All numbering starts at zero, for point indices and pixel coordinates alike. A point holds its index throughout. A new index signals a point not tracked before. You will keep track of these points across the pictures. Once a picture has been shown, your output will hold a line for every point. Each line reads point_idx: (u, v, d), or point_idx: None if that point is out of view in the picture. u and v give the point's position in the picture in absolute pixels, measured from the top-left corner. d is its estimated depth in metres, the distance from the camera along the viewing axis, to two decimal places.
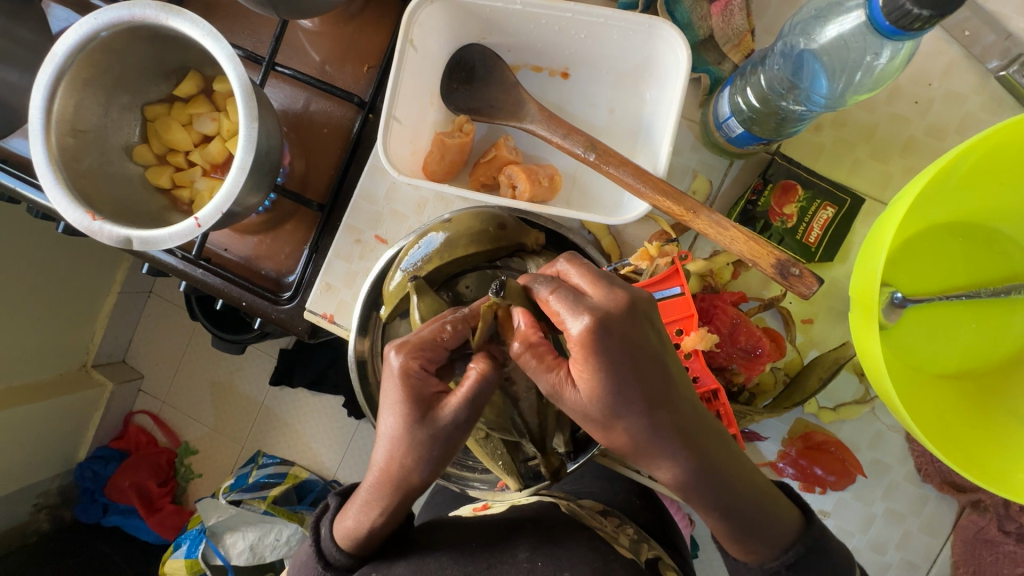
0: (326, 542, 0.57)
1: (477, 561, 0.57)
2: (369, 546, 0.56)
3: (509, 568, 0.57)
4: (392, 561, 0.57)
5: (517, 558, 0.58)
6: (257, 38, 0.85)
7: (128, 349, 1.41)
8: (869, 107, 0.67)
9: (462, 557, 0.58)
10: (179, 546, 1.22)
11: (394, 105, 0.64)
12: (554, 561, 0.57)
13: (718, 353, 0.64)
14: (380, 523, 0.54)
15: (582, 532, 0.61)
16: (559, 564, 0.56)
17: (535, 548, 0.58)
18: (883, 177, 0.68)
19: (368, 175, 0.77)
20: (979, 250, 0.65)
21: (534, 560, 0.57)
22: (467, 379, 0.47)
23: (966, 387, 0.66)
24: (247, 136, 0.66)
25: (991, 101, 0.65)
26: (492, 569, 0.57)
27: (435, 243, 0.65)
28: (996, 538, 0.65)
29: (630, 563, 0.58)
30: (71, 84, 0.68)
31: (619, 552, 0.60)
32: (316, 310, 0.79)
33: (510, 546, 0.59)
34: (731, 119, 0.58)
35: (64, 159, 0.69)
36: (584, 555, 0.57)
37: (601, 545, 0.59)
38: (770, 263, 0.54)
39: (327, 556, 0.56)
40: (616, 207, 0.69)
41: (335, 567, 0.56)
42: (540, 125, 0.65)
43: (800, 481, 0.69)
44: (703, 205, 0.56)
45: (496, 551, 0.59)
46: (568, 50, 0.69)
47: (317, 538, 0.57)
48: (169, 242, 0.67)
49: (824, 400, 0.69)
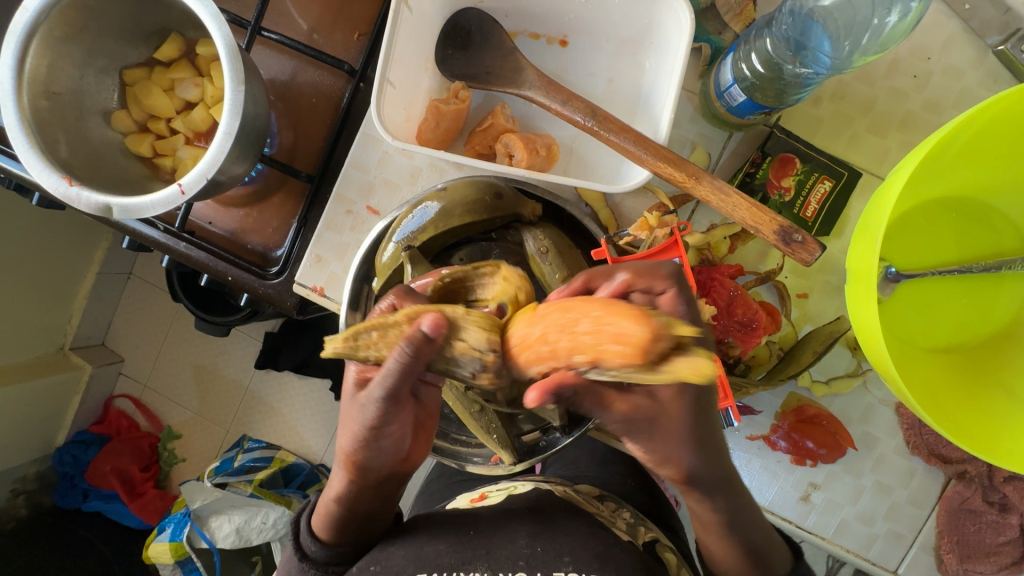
0: (303, 535, 0.58)
1: (476, 548, 0.57)
2: (343, 537, 0.58)
3: (510, 556, 0.56)
4: (387, 545, 0.59)
5: (516, 543, 0.57)
6: (242, 3, 0.82)
7: (109, 330, 1.37)
8: (868, 80, 0.67)
9: (460, 545, 0.58)
10: (164, 528, 1.19)
11: (388, 68, 0.62)
12: (555, 546, 0.56)
13: (716, 327, 0.63)
14: (359, 509, 0.57)
15: (582, 519, 0.61)
16: (560, 549, 0.56)
17: (534, 535, 0.58)
18: (880, 151, 0.67)
19: (360, 144, 0.74)
20: (973, 225, 0.66)
21: (534, 546, 0.56)
22: (390, 360, 0.42)
23: (958, 361, 0.67)
24: (233, 100, 0.63)
25: (988, 76, 0.65)
26: (492, 556, 0.56)
27: (430, 212, 0.63)
28: (979, 508, 0.67)
29: (630, 548, 0.58)
30: (45, 41, 0.65)
31: (618, 536, 0.60)
32: (305, 283, 0.76)
33: (509, 532, 0.59)
34: (734, 86, 0.57)
35: (38, 122, 0.66)
36: (586, 541, 0.57)
37: (600, 532, 0.59)
38: (772, 230, 0.52)
39: (305, 548, 0.58)
40: (614, 177, 0.68)
41: (312, 560, 0.57)
42: (539, 91, 0.63)
43: (791, 454, 0.70)
44: (704, 172, 0.54)
45: (494, 537, 0.58)
46: (567, 15, 0.67)
47: (295, 532, 0.59)
48: (151, 211, 0.64)
49: (817, 373, 0.70)
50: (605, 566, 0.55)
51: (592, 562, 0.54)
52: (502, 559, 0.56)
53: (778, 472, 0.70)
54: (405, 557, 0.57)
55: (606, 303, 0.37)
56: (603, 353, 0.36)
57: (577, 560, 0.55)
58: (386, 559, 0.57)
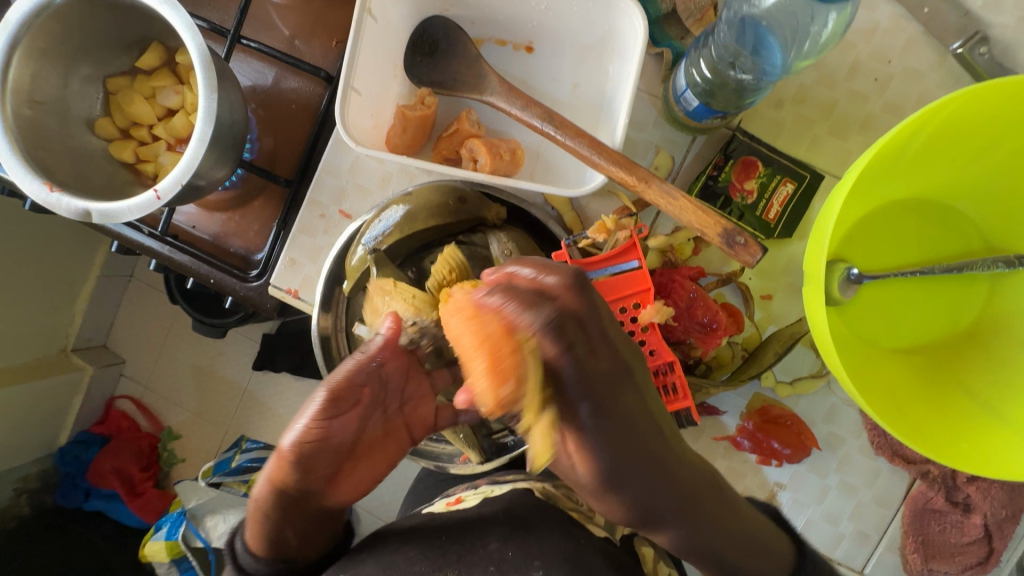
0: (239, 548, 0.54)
1: (447, 555, 0.57)
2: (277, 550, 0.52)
3: (480, 560, 0.56)
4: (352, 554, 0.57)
5: (487, 548, 0.57)
6: (224, 12, 0.84)
7: (109, 332, 1.40)
8: (829, 83, 0.67)
9: (431, 552, 0.58)
10: (160, 528, 1.21)
11: (353, 75, 0.63)
12: (525, 550, 0.57)
13: (676, 327, 0.65)
14: (288, 520, 0.51)
15: (553, 513, 0.62)
16: (530, 552, 0.57)
17: (506, 539, 0.58)
18: (841, 154, 0.68)
19: (331, 149, 0.76)
20: (934, 226, 0.67)
21: (505, 551, 0.57)
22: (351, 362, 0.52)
23: (921, 361, 0.67)
24: (206, 107, 0.64)
25: (948, 79, 0.66)
26: (463, 561, 0.56)
27: (395, 217, 0.65)
28: (942, 508, 0.68)
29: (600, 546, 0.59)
30: (27, 52, 0.67)
31: (592, 534, 0.61)
32: (281, 285, 0.78)
33: (481, 535, 0.59)
34: (688, 92, 0.58)
35: (21, 130, 0.67)
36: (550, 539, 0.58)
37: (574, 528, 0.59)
38: (717, 233, 0.54)
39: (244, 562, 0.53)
40: (578, 182, 0.69)
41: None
42: (501, 97, 0.64)
43: (756, 454, 0.70)
44: (655, 175, 0.56)
45: (465, 542, 0.58)
46: (531, 22, 0.68)
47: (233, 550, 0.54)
48: (129, 215, 0.66)
49: (781, 373, 0.70)
50: (576, 567, 0.55)
51: (561, 566, 0.55)
52: (471, 564, 0.56)
53: (744, 472, 0.71)
54: (376, 565, 0.57)
55: (477, 347, 0.43)
56: (473, 389, 0.43)
57: (547, 564, 0.55)
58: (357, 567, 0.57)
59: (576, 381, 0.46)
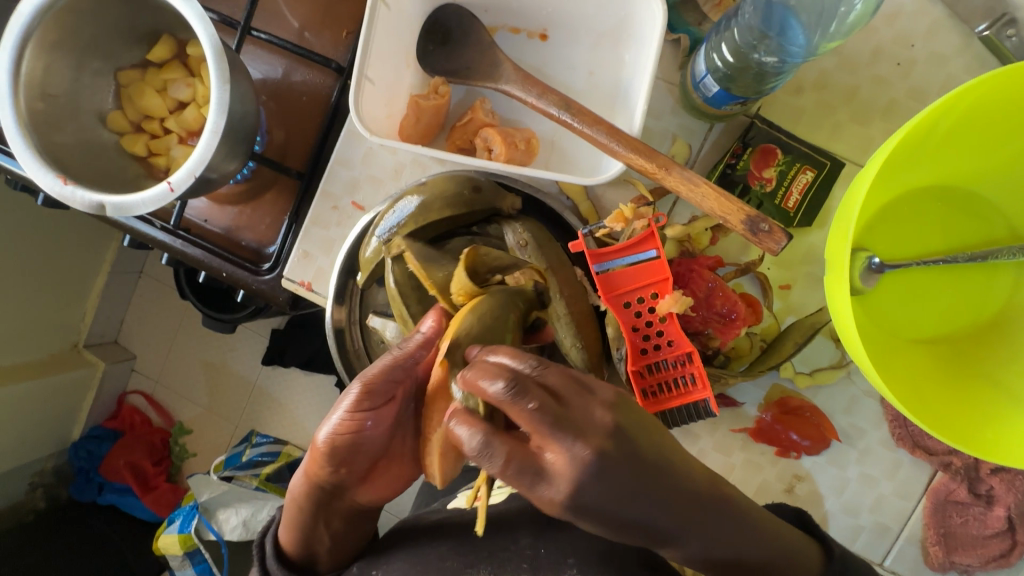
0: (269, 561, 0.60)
1: (479, 551, 0.57)
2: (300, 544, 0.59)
3: (512, 556, 0.56)
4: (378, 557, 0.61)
5: (518, 544, 0.57)
6: (234, 3, 0.84)
7: (121, 328, 1.41)
8: (851, 69, 0.66)
9: (463, 547, 0.59)
10: (173, 521, 1.21)
11: (366, 64, 0.62)
12: (559, 547, 0.56)
13: (694, 318, 0.64)
14: (314, 512, 0.57)
15: None
16: (563, 548, 0.56)
17: (538, 535, 0.58)
18: (862, 140, 0.67)
19: (344, 140, 0.76)
20: (958, 214, 0.65)
21: (538, 547, 0.57)
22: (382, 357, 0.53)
23: (944, 352, 0.66)
24: (219, 99, 0.64)
25: (974, 62, 0.64)
26: (495, 558, 0.57)
27: (409, 208, 0.64)
28: (965, 500, 0.67)
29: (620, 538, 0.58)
30: (40, 45, 0.67)
31: None
32: (294, 278, 0.78)
33: (512, 531, 0.59)
34: (707, 77, 0.57)
35: (34, 124, 0.67)
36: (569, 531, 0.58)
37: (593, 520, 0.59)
38: (740, 220, 0.53)
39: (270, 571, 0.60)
40: (594, 170, 0.68)
41: None
42: (516, 85, 0.63)
43: (774, 446, 0.69)
44: (675, 162, 0.55)
45: (496, 539, 0.58)
46: (545, 9, 0.68)
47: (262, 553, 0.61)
48: (142, 208, 0.66)
49: (800, 364, 0.69)
50: (609, 567, 0.55)
51: (595, 563, 0.54)
52: (503, 561, 0.56)
53: (762, 464, 0.70)
54: (405, 561, 0.60)
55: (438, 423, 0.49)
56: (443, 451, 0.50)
57: (582, 561, 0.55)
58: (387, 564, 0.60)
59: (535, 480, 0.38)
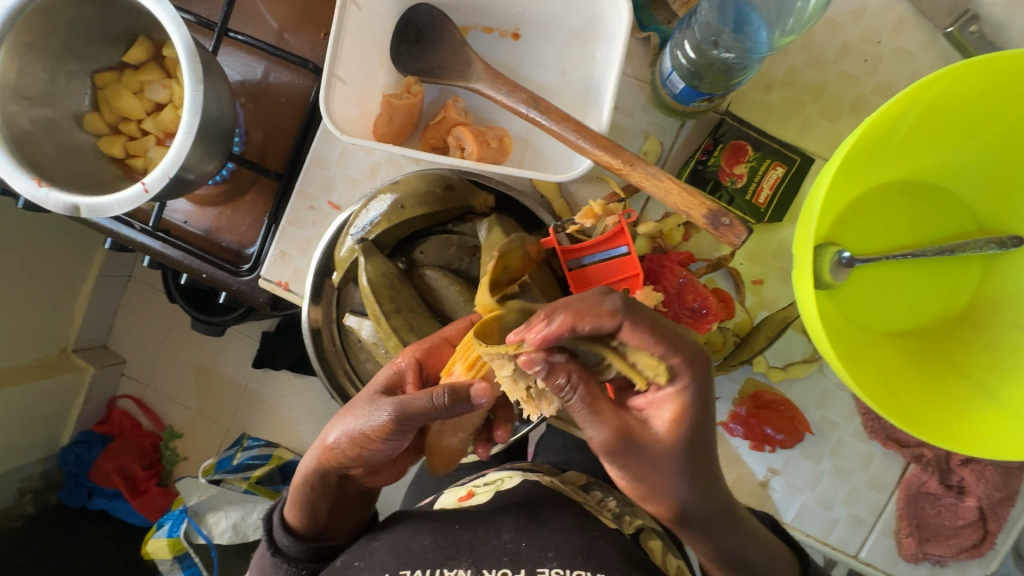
0: (277, 531, 0.60)
1: (460, 543, 0.56)
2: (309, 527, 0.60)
3: (494, 550, 0.55)
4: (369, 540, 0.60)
5: (501, 538, 0.56)
6: (211, 6, 0.84)
7: (109, 332, 1.40)
8: (819, 65, 0.67)
9: (444, 540, 0.57)
10: (161, 525, 1.19)
11: (336, 64, 0.63)
12: (539, 542, 0.56)
13: (666, 314, 0.64)
14: (323, 498, 0.59)
15: (548, 501, 0.61)
16: (544, 544, 0.55)
17: (519, 529, 0.57)
18: (831, 136, 0.67)
19: (320, 140, 0.76)
20: (925, 208, 0.66)
21: (519, 541, 0.56)
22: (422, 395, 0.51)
23: (915, 344, 0.66)
24: (192, 100, 0.64)
25: (939, 58, 0.65)
26: (476, 551, 0.55)
27: (382, 207, 0.64)
28: (937, 491, 0.68)
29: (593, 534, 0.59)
30: (12, 47, 0.67)
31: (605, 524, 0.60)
32: (271, 278, 0.78)
33: (494, 527, 0.58)
34: (673, 74, 0.58)
35: (8, 126, 0.67)
36: (545, 527, 0.58)
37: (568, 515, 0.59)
38: (702, 215, 0.53)
39: (278, 542, 0.60)
40: (567, 168, 0.69)
41: (283, 552, 0.59)
42: (486, 83, 0.64)
43: (749, 440, 0.70)
44: (641, 158, 0.55)
45: (480, 531, 0.57)
46: (516, 9, 0.68)
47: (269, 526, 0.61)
48: (118, 209, 0.66)
49: (774, 359, 0.70)
50: (591, 560, 0.54)
51: (576, 557, 0.54)
52: (486, 555, 0.55)
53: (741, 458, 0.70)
54: (387, 552, 0.58)
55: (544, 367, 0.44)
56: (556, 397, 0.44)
57: (563, 556, 0.54)
58: (369, 555, 0.58)
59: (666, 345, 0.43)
